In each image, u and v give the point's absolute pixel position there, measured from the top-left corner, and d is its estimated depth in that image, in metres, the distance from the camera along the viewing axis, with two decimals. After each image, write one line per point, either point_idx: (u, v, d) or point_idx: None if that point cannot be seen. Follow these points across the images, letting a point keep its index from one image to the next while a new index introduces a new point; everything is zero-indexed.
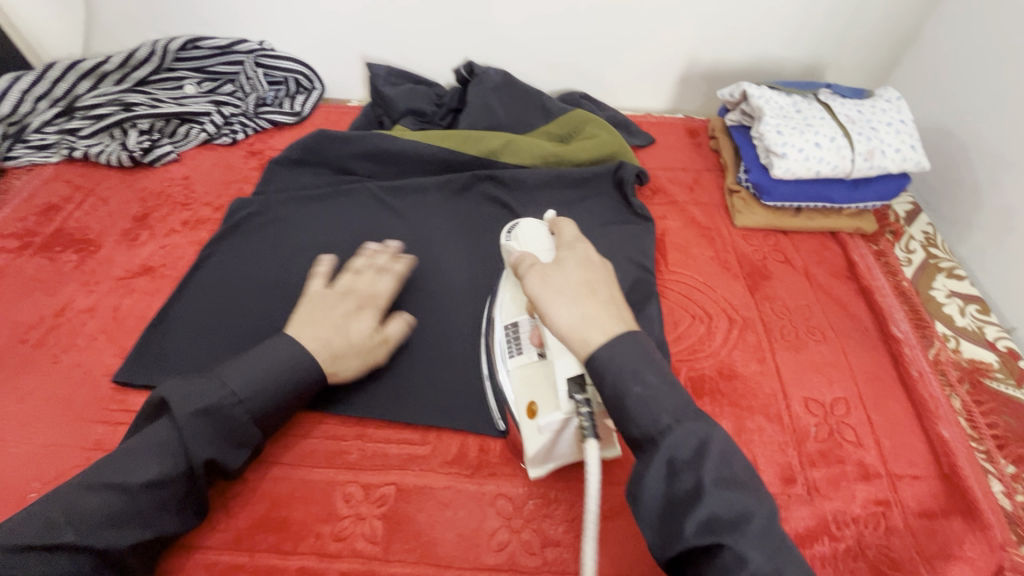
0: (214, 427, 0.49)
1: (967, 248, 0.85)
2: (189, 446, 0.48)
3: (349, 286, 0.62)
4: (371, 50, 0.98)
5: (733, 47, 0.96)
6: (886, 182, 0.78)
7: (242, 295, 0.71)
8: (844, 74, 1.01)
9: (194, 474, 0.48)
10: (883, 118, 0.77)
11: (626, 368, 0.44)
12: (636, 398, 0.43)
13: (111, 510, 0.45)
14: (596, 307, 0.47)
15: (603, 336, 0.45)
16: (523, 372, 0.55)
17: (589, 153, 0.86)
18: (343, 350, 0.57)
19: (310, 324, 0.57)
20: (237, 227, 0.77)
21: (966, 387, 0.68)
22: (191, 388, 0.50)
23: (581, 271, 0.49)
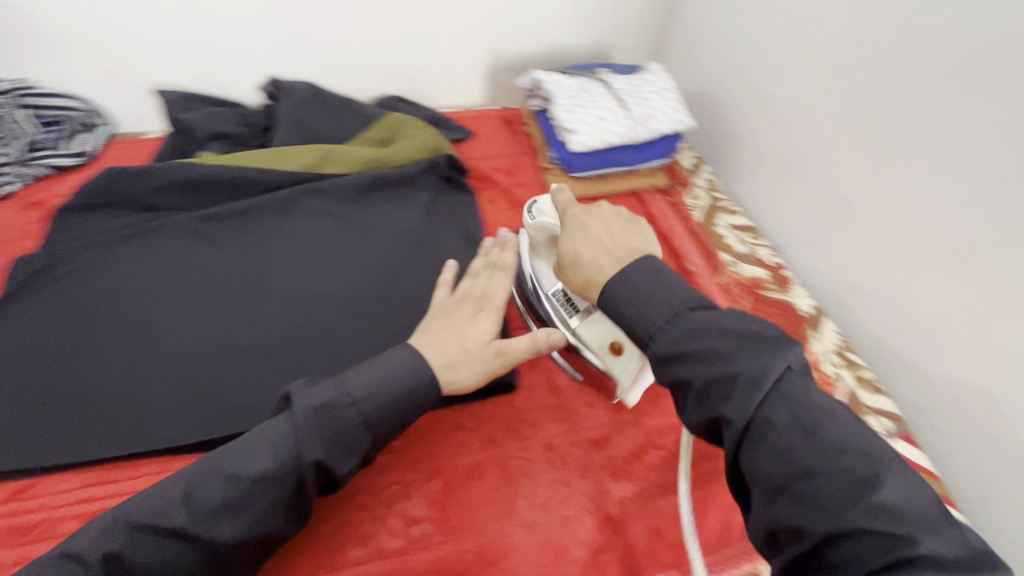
0: (329, 425, 0.47)
1: (741, 186, 1.02)
2: (302, 441, 0.46)
3: (468, 290, 0.63)
4: (159, 76, 0.92)
5: (526, 39, 1.05)
6: (664, 143, 0.90)
7: (46, 360, 0.64)
8: (627, 53, 1.15)
9: (305, 474, 0.46)
10: (651, 89, 0.90)
11: (637, 293, 0.45)
12: (633, 317, 0.44)
13: (222, 500, 0.44)
14: (595, 253, 0.50)
15: (674, 347, 0.41)
16: (588, 325, 0.63)
17: (408, 152, 0.89)
18: (460, 354, 0.54)
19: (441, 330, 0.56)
20: (22, 289, 0.69)
21: (748, 299, 0.82)
22: (316, 386, 0.49)
23: (584, 231, 0.52)
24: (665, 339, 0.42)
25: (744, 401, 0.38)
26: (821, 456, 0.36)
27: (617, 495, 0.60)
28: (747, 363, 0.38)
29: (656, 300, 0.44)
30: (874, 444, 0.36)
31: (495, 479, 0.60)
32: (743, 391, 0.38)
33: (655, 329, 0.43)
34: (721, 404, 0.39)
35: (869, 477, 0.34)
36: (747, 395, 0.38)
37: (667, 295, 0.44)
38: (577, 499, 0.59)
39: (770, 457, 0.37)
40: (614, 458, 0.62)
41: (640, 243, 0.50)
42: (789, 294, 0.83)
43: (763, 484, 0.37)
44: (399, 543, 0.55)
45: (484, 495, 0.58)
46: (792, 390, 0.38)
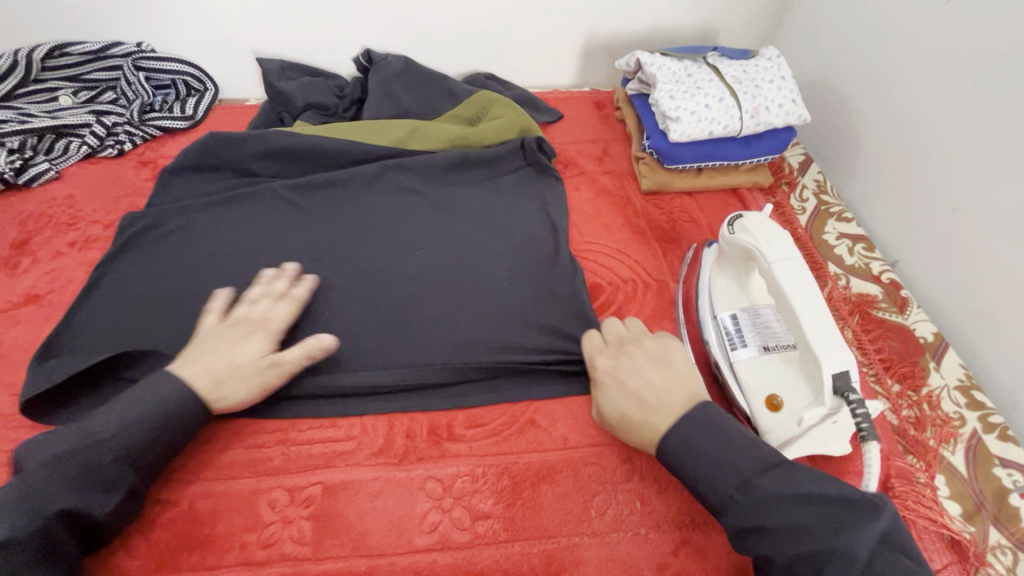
0: (74, 470, 0.47)
1: (855, 190, 0.91)
2: (27, 500, 0.45)
3: (240, 317, 0.60)
4: (261, 44, 0.94)
5: (627, 18, 0.98)
6: (774, 137, 0.82)
7: (145, 314, 0.67)
8: (735, 36, 1.06)
9: (48, 529, 0.45)
10: (766, 76, 0.81)
11: (689, 452, 0.49)
12: (698, 480, 0.48)
13: None
14: (648, 410, 0.53)
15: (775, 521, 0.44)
16: (753, 366, 0.59)
17: (497, 132, 0.86)
18: (228, 377, 0.55)
19: (660, 373, 0.55)
20: (131, 245, 0.73)
21: (856, 318, 0.74)
22: (49, 441, 0.49)
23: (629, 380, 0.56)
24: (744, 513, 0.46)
25: (773, 541, 0.45)
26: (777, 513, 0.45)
27: (697, 519, 0.56)
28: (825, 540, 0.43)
29: (719, 464, 0.48)
30: None
31: (567, 484, 0.57)
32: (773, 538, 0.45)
33: (733, 502, 0.46)
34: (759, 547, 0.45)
35: None
36: (779, 535, 0.44)
37: (735, 461, 0.48)
38: (653, 518, 0.55)
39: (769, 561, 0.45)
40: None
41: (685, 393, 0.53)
42: (907, 319, 0.74)
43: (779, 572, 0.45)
44: (465, 536, 0.53)
45: (555, 499, 0.56)
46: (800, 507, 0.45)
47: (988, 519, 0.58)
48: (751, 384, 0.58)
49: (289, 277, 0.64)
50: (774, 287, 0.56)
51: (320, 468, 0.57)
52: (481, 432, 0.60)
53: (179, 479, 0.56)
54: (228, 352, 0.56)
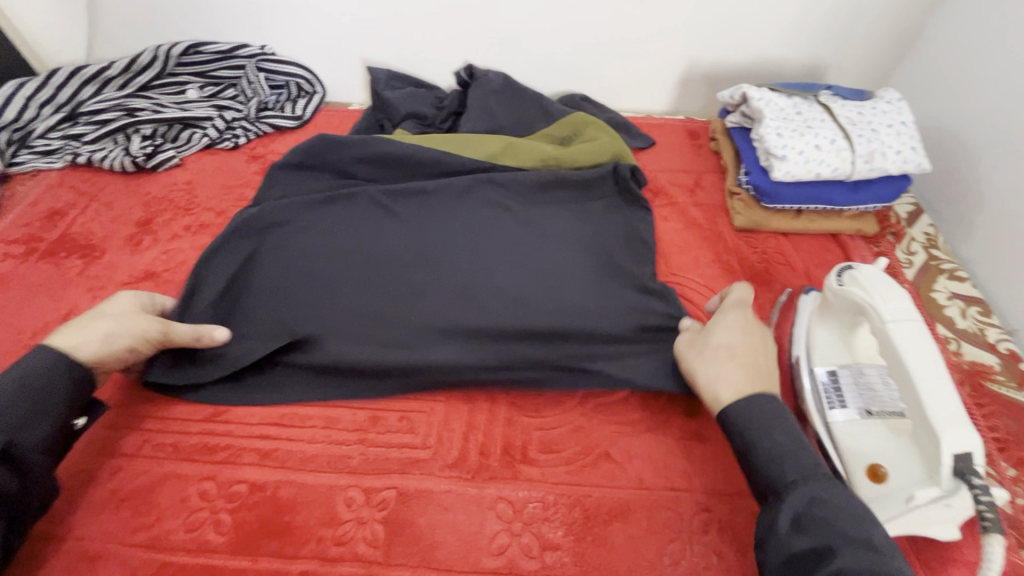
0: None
1: (971, 248, 0.84)
2: None
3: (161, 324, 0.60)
4: (371, 53, 0.98)
5: (732, 49, 0.96)
6: (887, 185, 0.77)
7: (250, 310, 0.66)
8: (845, 74, 1.01)
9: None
10: (884, 120, 0.77)
11: (761, 425, 0.49)
12: (768, 450, 0.47)
13: None
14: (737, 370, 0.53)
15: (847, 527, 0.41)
16: (852, 430, 0.55)
17: (590, 155, 0.86)
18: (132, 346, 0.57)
19: (742, 359, 0.54)
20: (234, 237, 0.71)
21: (967, 388, 0.67)
22: None
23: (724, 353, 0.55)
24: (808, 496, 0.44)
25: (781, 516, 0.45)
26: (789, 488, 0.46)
27: None
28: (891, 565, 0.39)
29: (799, 453, 0.47)
30: None
31: (640, 526, 0.55)
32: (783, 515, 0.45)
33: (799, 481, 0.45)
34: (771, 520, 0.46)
35: None
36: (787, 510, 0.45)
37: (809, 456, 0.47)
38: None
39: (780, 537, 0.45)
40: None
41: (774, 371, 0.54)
42: None
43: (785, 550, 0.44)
44: (534, 565, 0.53)
45: (627, 540, 0.54)
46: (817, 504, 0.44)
47: None
48: (851, 450, 0.54)
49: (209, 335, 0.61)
50: (888, 348, 0.52)
51: (395, 473, 0.58)
52: (555, 459, 0.60)
53: (266, 465, 0.59)
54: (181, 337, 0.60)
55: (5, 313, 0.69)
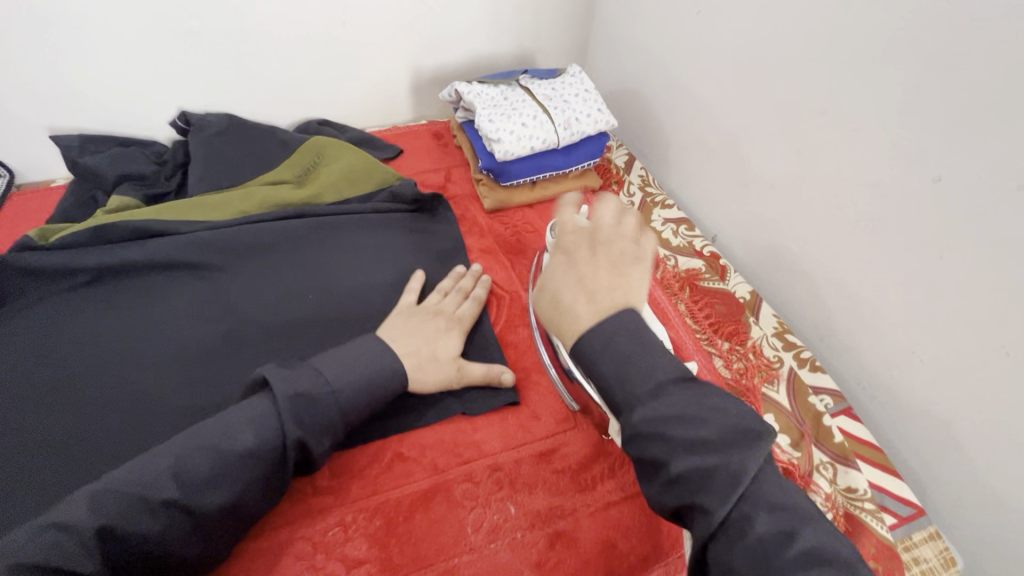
0: (203, 465, 0.47)
1: (672, 179, 1.03)
2: (165, 479, 0.45)
3: (439, 305, 0.69)
4: (56, 119, 0.86)
5: (446, 52, 1.04)
6: (591, 143, 0.90)
7: (30, 416, 0.62)
8: (550, 58, 1.15)
9: (189, 507, 0.45)
10: (572, 91, 0.89)
11: (616, 345, 0.44)
12: (607, 376, 0.44)
13: (201, 479, 0.46)
14: (572, 301, 0.48)
15: (677, 431, 0.41)
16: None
17: (337, 176, 0.88)
18: (430, 359, 0.63)
19: (579, 281, 0.49)
20: None
21: (686, 291, 0.82)
22: (192, 454, 0.47)
23: (567, 273, 0.51)
24: (648, 411, 0.42)
25: (724, 543, 0.39)
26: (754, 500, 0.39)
27: (568, 508, 0.59)
28: (724, 456, 0.40)
29: (631, 366, 0.43)
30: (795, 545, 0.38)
31: (441, 509, 0.58)
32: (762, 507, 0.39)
33: (636, 399, 0.42)
34: (701, 497, 0.39)
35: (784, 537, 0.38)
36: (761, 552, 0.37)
37: (653, 363, 0.44)
38: (524, 517, 0.58)
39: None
40: (548, 479, 0.61)
41: (623, 292, 0.48)
42: (727, 283, 0.83)
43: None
44: None
45: (430, 526, 0.57)
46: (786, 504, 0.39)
47: (811, 442, 0.66)
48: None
49: (473, 276, 0.75)
50: None
51: None
52: (347, 480, 0.59)
53: None
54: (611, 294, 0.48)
55: None
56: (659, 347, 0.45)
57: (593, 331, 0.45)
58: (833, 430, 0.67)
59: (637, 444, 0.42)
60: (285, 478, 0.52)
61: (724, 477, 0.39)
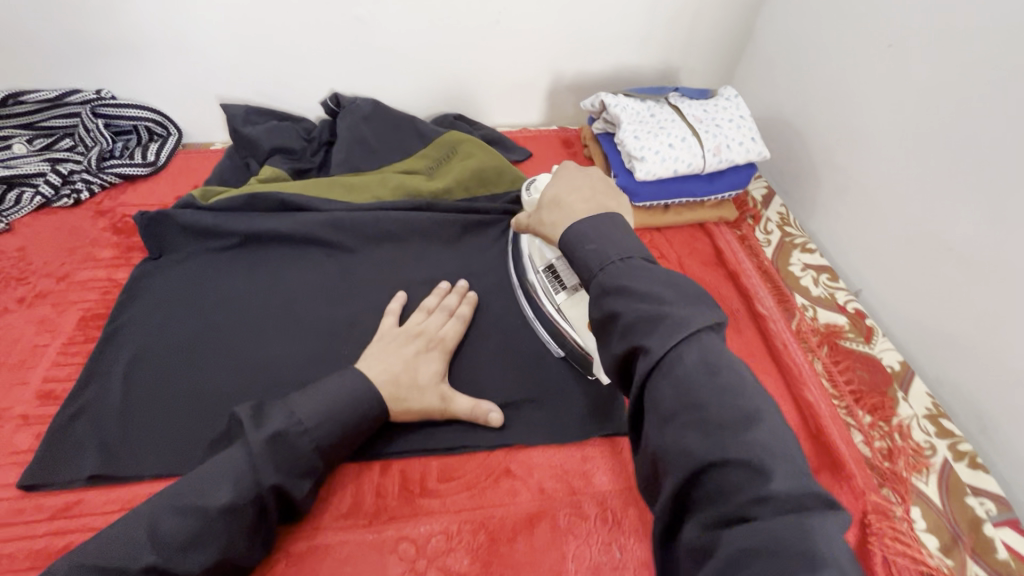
0: (212, 496, 0.45)
1: (816, 221, 0.94)
2: (169, 514, 0.44)
3: (419, 326, 0.64)
4: (226, 89, 0.93)
5: (590, 59, 1.01)
6: (737, 173, 0.84)
7: (169, 364, 0.66)
8: (694, 76, 1.09)
9: (197, 544, 0.44)
10: (725, 115, 0.84)
11: (591, 233, 0.51)
12: (590, 253, 0.49)
13: (193, 529, 0.44)
14: (572, 204, 0.59)
15: (639, 285, 0.45)
16: (573, 304, 0.65)
17: (469, 173, 0.88)
18: (408, 388, 0.58)
19: (586, 194, 0.59)
20: (135, 297, 0.72)
21: (825, 349, 0.75)
22: (205, 487, 0.46)
23: (568, 181, 0.62)
24: (612, 276, 0.47)
25: (696, 432, 0.38)
26: (715, 389, 0.39)
27: None
28: (669, 306, 0.42)
29: (618, 242, 0.49)
30: (761, 406, 0.39)
31: (544, 537, 0.56)
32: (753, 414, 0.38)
33: (607, 264, 0.48)
34: (678, 408, 0.39)
35: (707, 371, 0.40)
36: (722, 439, 0.37)
37: (627, 245, 0.49)
38: (630, 567, 0.54)
39: (683, 457, 0.38)
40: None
41: (614, 204, 0.59)
42: (874, 348, 0.75)
43: (679, 469, 0.38)
44: None
45: (532, 554, 0.55)
46: (751, 399, 0.39)
47: (967, 553, 0.58)
48: (577, 320, 0.64)
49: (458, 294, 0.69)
50: None
51: (285, 533, 0.54)
52: (455, 486, 0.59)
53: None
54: (598, 202, 0.58)
55: None
56: (619, 237, 0.50)
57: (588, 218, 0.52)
58: (995, 542, 0.58)
59: (602, 300, 0.46)
60: (270, 524, 0.50)
61: (668, 323, 0.42)
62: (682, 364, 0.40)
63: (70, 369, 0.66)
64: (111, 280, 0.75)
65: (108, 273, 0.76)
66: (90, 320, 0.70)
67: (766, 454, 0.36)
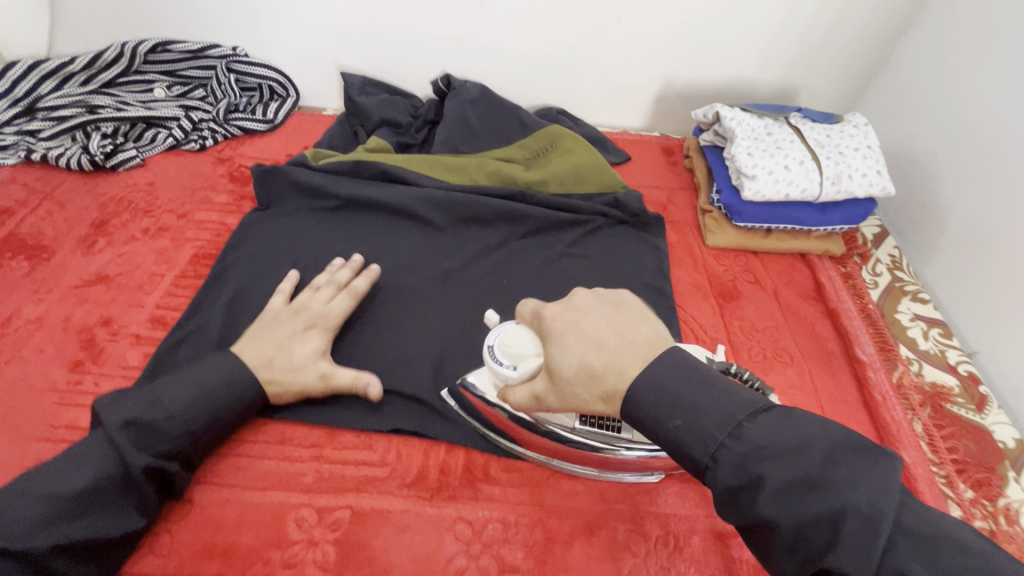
0: (70, 483, 0.46)
1: (933, 271, 0.86)
2: (11, 508, 0.44)
3: (302, 304, 0.64)
4: (346, 59, 0.97)
5: (707, 68, 0.97)
6: (853, 206, 0.78)
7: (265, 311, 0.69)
8: (815, 98, 1.03)
9: (53, 526, 0.44)
10: (851, 143, 0.78)
11: (667, 407, 0.42)
12: (679, 431, 0.42)
13: (41, 515, 0.44)
14: (606, 364, 0.45)
15: (737, 450, 0.40)
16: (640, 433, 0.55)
17: (567, 168, 0.87)
18: (281, 369, 0.58)
19: (598, 343, 0.46)
20: (242, 243, 0.76)
21: (928, 410, 0.68)
22: (58, 475, 0.47)
23: (577, 335, 0.48)
24: (731, 455, 0.40)
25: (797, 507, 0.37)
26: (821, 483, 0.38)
27: None
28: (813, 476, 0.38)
29: (705, 407, 0.41)
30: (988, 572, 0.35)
31: (601, 547, 0.54)
32: (884, 518, 0.36)
33: (716, 444, 0.40)
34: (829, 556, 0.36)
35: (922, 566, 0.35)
36: (852, 536, 0.36)
37: (713, 408, 0.41)
38: None
39: None
40: (720, 566, 0.54)
41: (647, 332, 0.47)
42: (985, 419, 0.68)
43: (793, 550, 0.38)
44: None
45: (586, 562, 0.53)
46: (849, 471, 0.38)
47: None
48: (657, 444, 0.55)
49: (353, 269, 0.70)
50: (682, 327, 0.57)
51: (350, 489, 0.56)
52: (517, 478, 0.58)
53: (209, 481, 0.55)
54: (641, 346, 0.46)
55: None
56: (704, 400, 0.42)
57: (650, 374, 0.44)
58: None
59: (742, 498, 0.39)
60: (146, 500, 0.50)
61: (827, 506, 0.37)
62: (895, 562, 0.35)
63: (179, 300, 0.71)
64: (222, 224, 0.80)
65: (221, 218, 0.81)
66: (202, 258, 0.76)
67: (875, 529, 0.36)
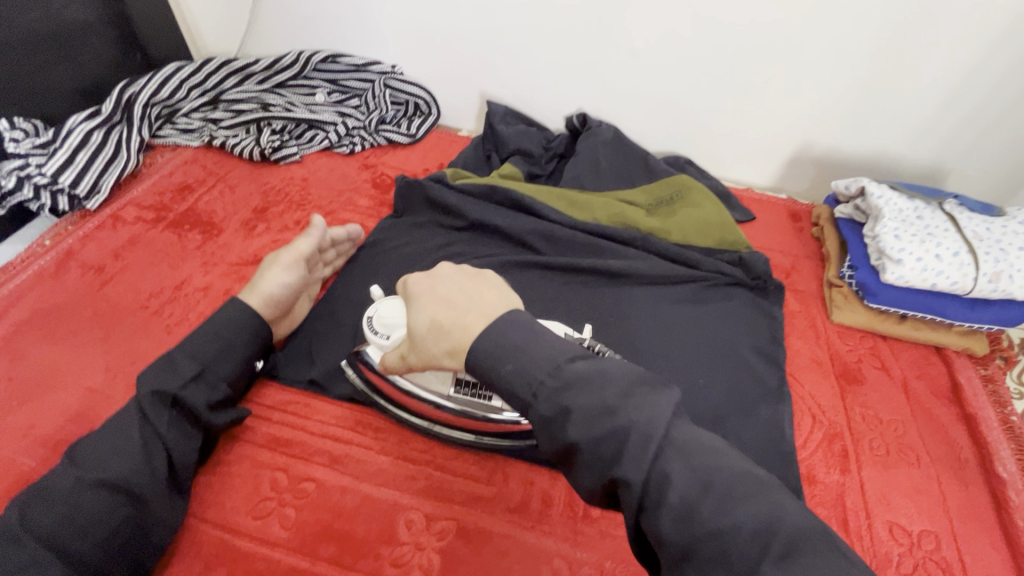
0: (120, 426, 0.53)
1: None
2: (85, 454, 0.52)
3: None
4: (491, 87, 1.02)
5: (851, 138, 0.94)
6: (1009, 307, 0.73)
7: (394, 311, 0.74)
8: (969, 182, 0.96)
9: (121, 455, 0.51)
10: (1015, 241, 0.73)
11: (494, 348, 0.44)
12: (506, 376, 0.43)
13: (108, 449, 0.51)
14: (451, 331, 0.47)
15: (529, 378, 0.42)
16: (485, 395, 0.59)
17: (693, 224, 0.86)
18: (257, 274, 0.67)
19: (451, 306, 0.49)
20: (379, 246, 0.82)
21: None
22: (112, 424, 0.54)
23: (433, 298, 0.51)
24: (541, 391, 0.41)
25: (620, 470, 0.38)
26: (627, 418, 0.39)
27: None
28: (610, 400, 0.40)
29: (528, 351, 0.43)
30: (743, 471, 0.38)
31: None
32: (669, 442, 0.38)
33: (534, 384, 0.41)
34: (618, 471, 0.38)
35: (700, 484, 0.36)
36: (630, 452, 0.38)
37: (536, 348, 0.43)
38: None
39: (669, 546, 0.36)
40: None
41: (495, 296, 0.49)
42: None
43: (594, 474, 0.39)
44: None
45: None
46: (603, 373, 0.42)
47: None
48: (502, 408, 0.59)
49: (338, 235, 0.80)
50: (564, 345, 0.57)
51: (456, 502, 0.58)
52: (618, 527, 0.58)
53: (332, 465, 0.60)
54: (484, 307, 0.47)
55: (129, 273, 0.75)
56: (525, 341, 0.43)
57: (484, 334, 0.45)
58: None
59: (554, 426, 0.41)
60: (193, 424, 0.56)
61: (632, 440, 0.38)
62: (670, 486, 0.36)
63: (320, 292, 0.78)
64: (362, 227, 0.87)
65: (362, 220, 0.88)
66: None
67: (693, 463, 0.37)
